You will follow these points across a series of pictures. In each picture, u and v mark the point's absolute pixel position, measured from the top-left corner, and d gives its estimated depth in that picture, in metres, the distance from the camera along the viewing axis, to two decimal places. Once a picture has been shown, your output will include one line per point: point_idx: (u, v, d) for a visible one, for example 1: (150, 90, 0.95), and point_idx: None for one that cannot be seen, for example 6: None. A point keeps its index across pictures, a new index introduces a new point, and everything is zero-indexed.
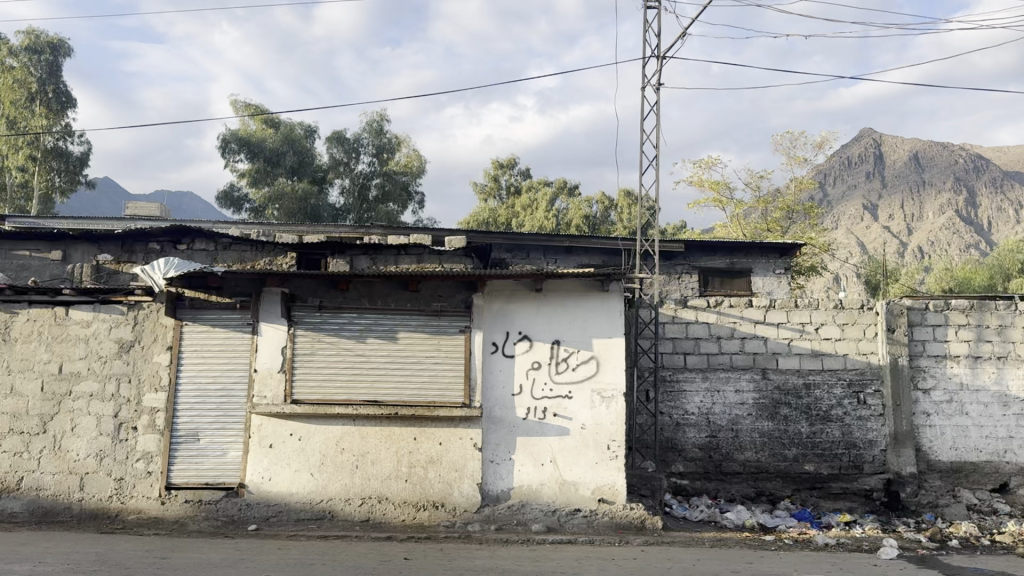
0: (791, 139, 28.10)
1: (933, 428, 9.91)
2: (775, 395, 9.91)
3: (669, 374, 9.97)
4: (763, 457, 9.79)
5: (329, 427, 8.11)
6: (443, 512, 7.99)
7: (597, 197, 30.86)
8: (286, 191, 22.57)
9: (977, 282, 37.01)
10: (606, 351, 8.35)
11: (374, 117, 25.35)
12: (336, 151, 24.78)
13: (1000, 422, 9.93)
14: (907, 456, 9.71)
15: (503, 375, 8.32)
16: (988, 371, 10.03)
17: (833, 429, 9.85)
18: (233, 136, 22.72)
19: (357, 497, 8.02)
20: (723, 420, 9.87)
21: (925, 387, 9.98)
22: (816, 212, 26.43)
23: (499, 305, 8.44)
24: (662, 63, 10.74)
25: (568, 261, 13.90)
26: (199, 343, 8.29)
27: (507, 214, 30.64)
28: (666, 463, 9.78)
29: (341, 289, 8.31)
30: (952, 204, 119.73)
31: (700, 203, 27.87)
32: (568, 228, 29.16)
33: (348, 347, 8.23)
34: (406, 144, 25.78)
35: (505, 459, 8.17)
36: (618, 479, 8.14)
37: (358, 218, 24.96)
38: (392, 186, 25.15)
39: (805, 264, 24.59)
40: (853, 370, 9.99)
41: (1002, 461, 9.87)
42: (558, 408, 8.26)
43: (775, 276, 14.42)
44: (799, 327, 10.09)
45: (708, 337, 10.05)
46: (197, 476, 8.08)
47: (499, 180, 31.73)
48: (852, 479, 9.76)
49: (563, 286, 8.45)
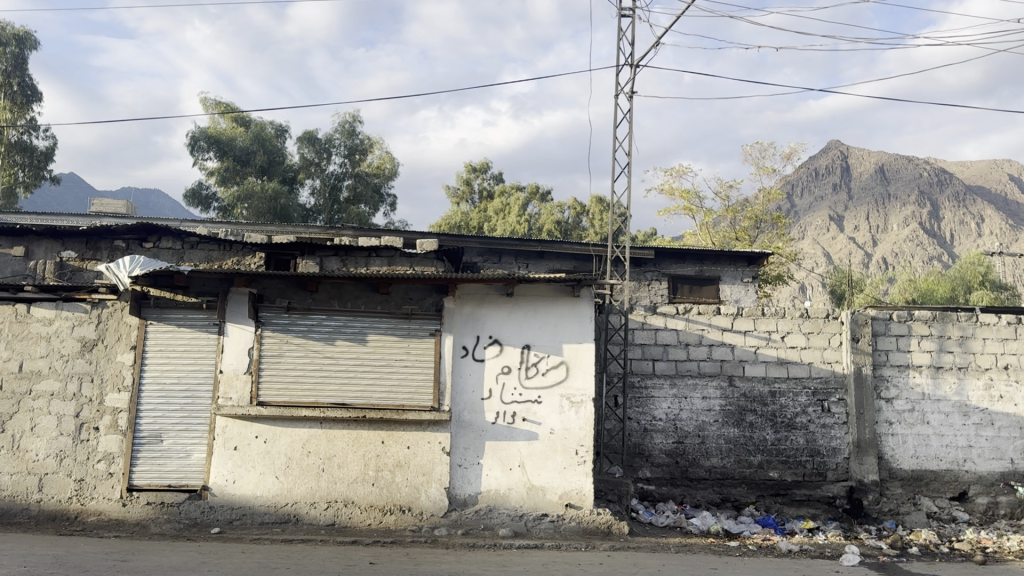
0: (761, 150, 28.53)
1: (895, 436, 10.07)
2: (742, 401, 10.02)
3: (637, 380, 10.02)
4: (729, 463, 9.87)
5: (295, 430, 8.03)
6: (409, 516, 7.95)
7: (569, 202, 30.99)
8: (257, 190, 22.36)
9: (939, 294, 37.75)
10: (576, 357, 8.38)
11: (346, 117, 25.20)
12: (307, 151, 24.61)
13: (960, 431, 10.13)
14: (869, 464, 9.84)
15: (473, 379, 8.29)
16: (949, 381, 10.23)
17: (798, 436, 9.96)
18: (203, 134, 22.36)
19: (323, 501, 7.95)
20: (690, 427, 9.94)
21: (888, 396, 10.14)
22: (784, 222, 26.77)
23: (471, 308, 8.43)
24: (636, 72, 10.86)
25: (539, 266, 13.94)
26: (164, 342, 8.17)
27: (479, 218, 30.61)
28: (634, 468, 9.82)
29: (310, 291, 8.25)
30: (916, 216, 122.10)
31: (670, 211, 28.11)
32: (540, 232, 29.26)
33: (317, 349, 8.17)
34: (380, 145, 25.66)
35: (474, 464, 8.14)
36: (586, 484, 8.16)
37: (329, 219, 24.78)
38: (365, 187, 25.02)
39: (771, 273, 24.90)
40: (818, 378, 10.13)
41: (962, 470, 10.05)
42: (527, 413, 8.27)
43: (743, 283, 14.62)
44: (765, 335, 10.19)
45: (677, 343, 10.11)
46: (160, 478, 7.96)
47: (472, 183, 31.74)
48: (815, 486, 9.86)
49: (534, 291, 8.45)
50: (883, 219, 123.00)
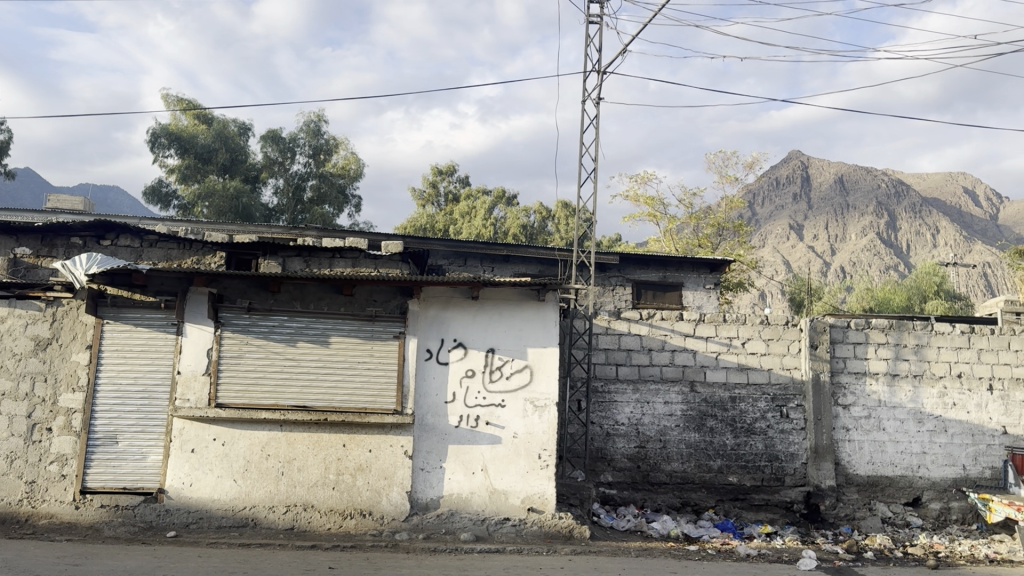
0: (724, 158, 28.87)
1: (852, 442, 10.25)
2: (702, 407, 10.11)
3: (601, 384, 10.06)
4: (689, 467, 9.96)
5: (254, 433, 7.92)
6: (370, 520, 7.88)
7: (535, 206, 31.06)
8: (218, 188, 22.07)
9: (896, 303, 38.53)
10: (541, 361, 8.38)
11: (311, 116, 24.97)
12: (271, 150, 24.31)
13: (914, 437, 10.33)
14: (826, 470, 10.00)
15: (436, 382, 8.25)
16: (904, 389, 10.43)
17: (757, 441, 10.08)
18: (164, 130, 21.93)
19: (282, 505, 7.85)
20: (652, 431, 10.01)
21: (845, 403, 10.32)
22: (746, 230, 27.10)
23: (435, 311, 8.39)
24: (603, 78, 10.89)
25: (504, 270, 13.93)
26: (120, 342, 8.00)
27: (445, 220, 30.52)
28: (596, 472, 9.86)
29: (271, 292, 8.15)
30: (874, 226, 124.63)
31: (635, 217, 28.30)
32: (506, 236, 29.27)
33: (279, 350, 8.07)
34: (345, 145, 25.47)
35: (436, 468, 8.09)
36: (548, 488, 8.16)
37: (292, 219, 24.52)
38: (329, 188, 24.77)
39: (733, 280, 25.17)
40: (777, 385, 10.26)
41: (915, 476, 10.26)
42: (490, 417, 8.25)
43: (706, 290, 14.77)
44: (726, 341, 10.32)
45: (640, 348, 10.18)
46: (115, 481, 7.80)
47: (438, 186, 31.67)
48: (773, 491, 9.96)
49: (499, 295, 8.44)
50: (843, 230, 125.31)
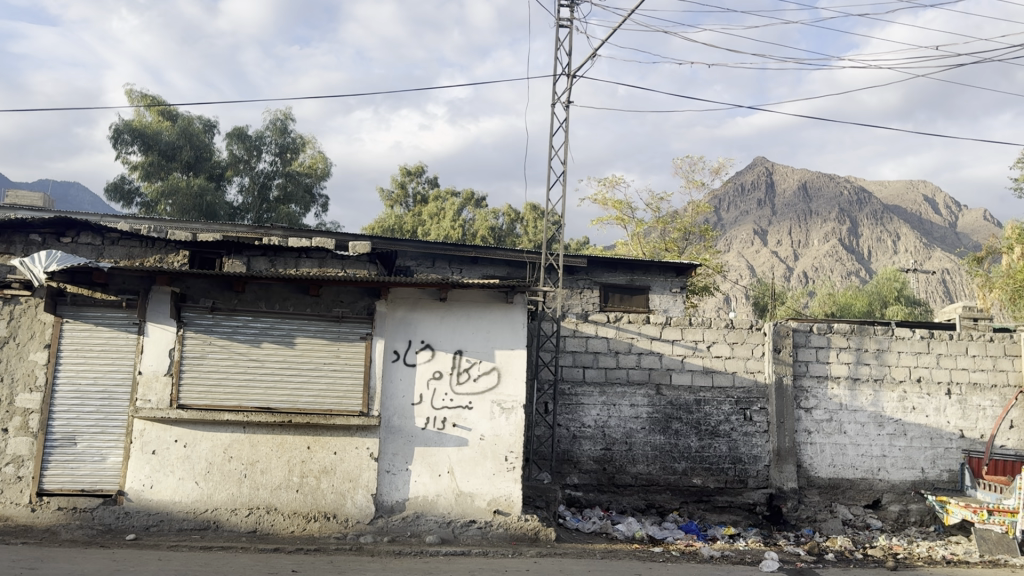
0: (691, 163, 29.19)
1: (814, 445, 10.40)
2: (668, 409, 10.19)
3: (568, 387, 10.09)
4: (654, 470, 10.01)
5: (216, 434, 7.81)
6: (335, 523, 7.80)
7: (504, 208, 31.09)
8: (181, 186, 21.76)
9: (857, 308, 39.22)
10: (508, 363, 8.38)
11: (278, 115, 24.73)
12: (236, 148, 23.98)
13: (875, 440, 10.51)
14: (788, 472, 10.10)
15: (403, 384, 8.20)
16: (865, 393, 10.61)
17: (721, 444, 10.18)
18: (127, 127, 21.54)
19: (244, 507, 7.74)
20: (618, 434, 10.06)
21: (807, 406, 10.47)
22: (712, 234, 27.39)
23: (403, 312, 8.34)
24: (573, 81, 10.93)
25: (472, 271, 13.92)
26: (80, 341, 7.85)
27: (413, 221, 30.42)
28: (562, 474, 9.88)
29: (236, 292, 8.04)
30: (837, 233, 126.69)
31: (603, 220, 28.44)
32: (474, 238, 29.26)
33: (243, 351, 7.97)
34: (312, 144, 25.25)
35: (402, 470, 8.05)
36: (514, 491, 8.16)
37: (257, 218, 24.24)
38: (295, 187, 24.53)
39: (698, 284, 25.44)
40: (741, 388, 10.37)
41: (876, 479, 10.43)
42: (457, 419, 8.22)
43: (672, 293, 14.90)
44: (692, 344, 10.41)
45: (607, 351, 10.23)
46: (73, 483, 7.64)
47: (406, 186, 31.55)
48: (736, 493, 10.06)
49: (467, 297, 8.43)
50: (806, 235, 127.23)
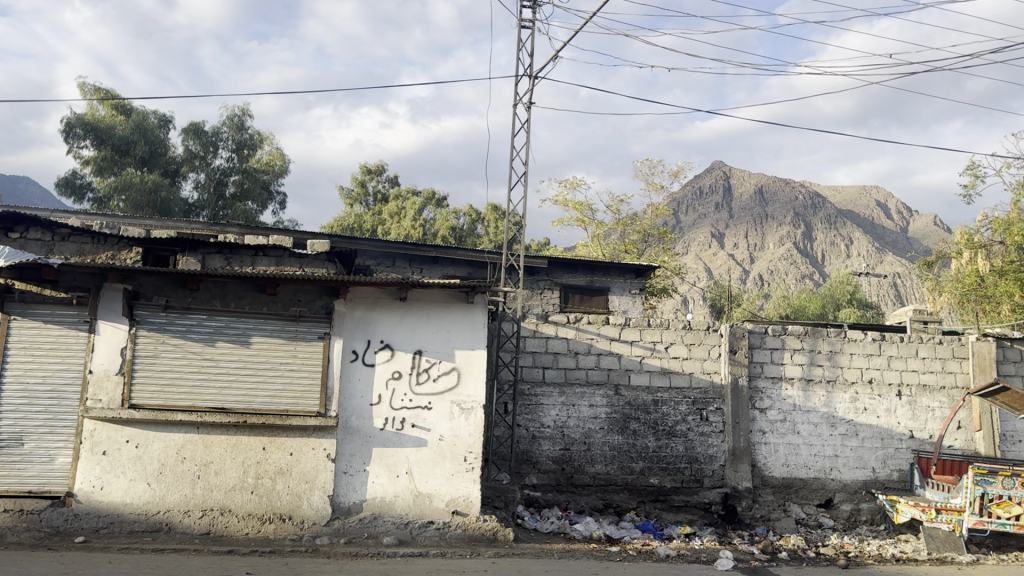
0: (650, 166, 29.47)
1: (768, 445, 10.57)
2: (626, 409, 10.26)
3: (527, 387, 10.11)
4: (612, 470, 10.07)
5: (169, 435, 7.68)
6: (290, 525, 7.70)
7: (465, 208, 31.03)
8: (135, 181, 21.30)
9: (811, 311, 39.96)
10: (468, 363, 8.36)
11: (235, 110, 24.33)
12: (192, 143, 23.52)
13: (827, 440, 10.71)
14: (743, 472, 10.26)
15: (362, 385, 8.14)
16: (818, 393, 10.81)
17: (678, 444, 10.28)
18: (79, 120, 21.03)
19: (197, 509, 7.61)
20: (577, 434, 10.10)
21: (762, 406, 10.63)
22: (671, 237, 27.66)
23: (362, 312, 8.27)
24: (534, 82, 10.94)
25: (433, 271, 13.85)
26: (28, 340, 7.64)
27: (373, 220, 30.18)
28: (521, 474, 9.89)
29: (190, 289, 7.88)
30: (792, 237, 128.93)
31: (563, 222, 28.56)
32: (434, 237, 29.16)
33: (197, 350, 7.83)
34: (270, 141, 24.91)
35: (359, 471, 7.98)
36: (473, 491, 8.14)
37: (213, 215, 23.90)
38: (252, 184, 24.18)
39: (658, 286, 25.66)
40: (697, 388, 10.50)
41: (828, 478, 10.63)
42: (416, 419, 8.18)
43: (631, 295, 15.02)
44: (650, 345, 10.50)
45: (567, 352, 10.27)
46: (19, 484, 7.43)
47: (367, 185, 31.33)
48: (692, 493, 10.17)
49: (428, 297, 8.39)
50: (762, 239, 129.29)
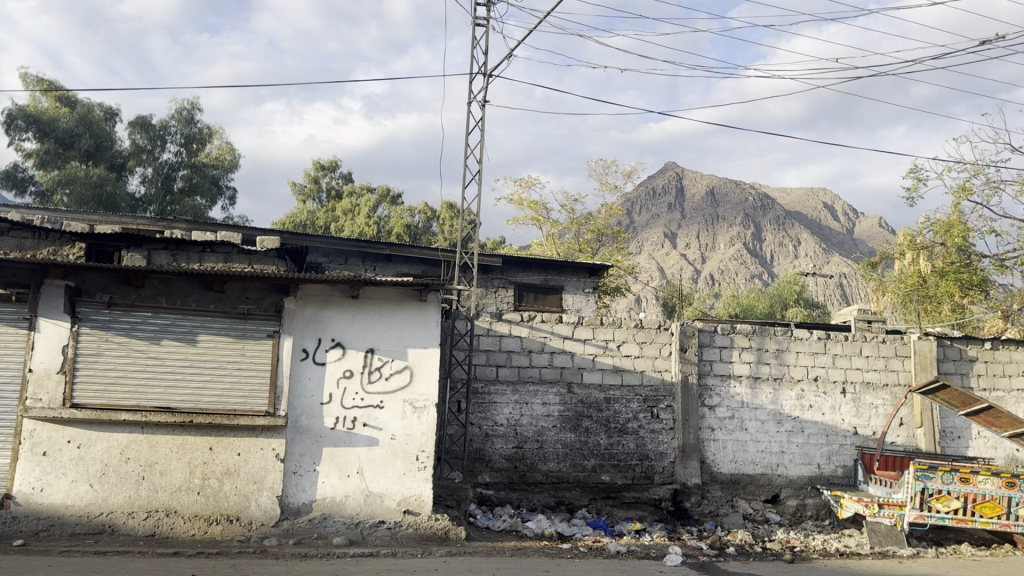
0: (604, 166, 29.68)
1: (717, 441, 10.74)
2: (579, 407, 10.32)
3: (480, 386, 10.11)
4: (564, 467, 10.13)
5: (113, 435, 7.50)
6: (238, 526, 7.57)
7: (420, 206, 30.88)
8: (79, 174, 20.71)
9: (760, 310, 40.70)
10: (421, 362, 8.31)
11: (185, 104, 23.82)
12: (139, 137, 22.97)
13: (774, 437, 10.92)
14: (692, 468, 10.40)
15: (312, 383, 8.04)
16: (766, 391, 11.01)
17: (629, 441, 10.38)
18: (21, 112, 20.42)
19: (142, 511, 7.46)
20: (529, 432, 10.13)
21: (711, 404, 10.80)
22: (624, 236, 27.91)
23: (313, 310, 8.17)
24: (489, 81, 10.98)
25: (386, 269, 13.73)
26: None
27: (326, 217, 29.83)
28: (473, 473, 9.89)
29: (135, 286, 7.71)
30: (742, 237, 131.13)
31: (518, 221, 28.59)
32: (389, 235, 28.97)
33: (141, 348, 7.66)
34: (220, 135, 24.45)
35: (309, 471, 7.89)
36: (425, 490, 8.10)
37: (161, 210, 23.41)
38: (201, 179, 23.72)
39: (611, 285, 25.86)
40: (649, 386, 10.61)
41: (775, 474, 10.84)
42: (368, 418, 8.11)
43: (585, 294, 15.12)
44: (603, 343, 10.58)
45: (520, 350, 10.29)
46: None
47: (320, 181, 30.98)
48: (643, 489, 10.27)
49: (380, 294, 8.33)
50: (713, 239, 131.31)
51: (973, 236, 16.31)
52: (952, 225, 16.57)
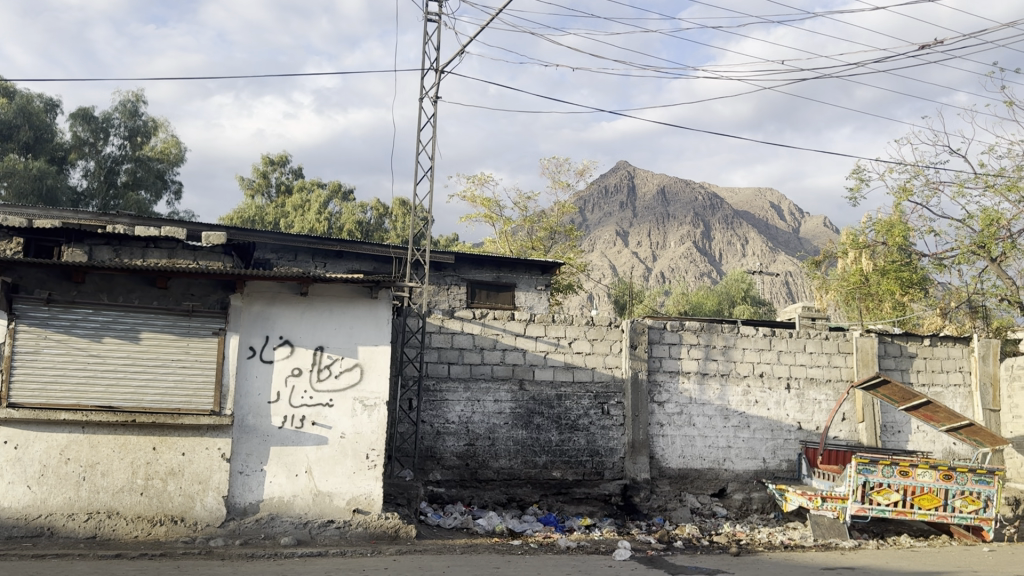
0: (557, 164, 29.76)
1: (665, 437, 10.89)
2: (530, 404, 10.36)
3: (432, 383, 10.08)
4: (516, 464, 10.15)
5: (51, 435, 7.30)
6: (183, 527, 7.42)
7: (371, 202, 30.62)
8: (18, 167, 20.06)
9: (708, 307, 41.33)
10: (371, 360, 8.25)
11: (129, 96, 23.21)
12: (81, 129, 22.30)
13: (721, 432, 11.11)
14: (641, 463, 10.52)
15: (259, 382, 7.91)
16: (713, 386, 11.19)
17: (580, 437, 10.45)
18: None
19: (82, 512, 7.27)
20: (481, 429, 10.13)
21: (660, 400, 10.94)
22: (576, 234, 28.06)
23: (260, 307, 8.03)
24: (440, 77, 11.04)
25: (336, 266, 13.58)
26: None
27: (276, 213, 29.40)
28: (424, 471, 9.85)
29: (75, 282, 7.48)
30: (692, 235, 132.97)
31: (471, 217, 28.51)
32: (340, 232, 28.66)
33: (82, 346, 7.45)
34: (165, 129, 23.89)
35: (256, 470, 7.78)
36: (375, 488, 8.04)
37: (103, 204, 22.80)
38: (145, 173, 23.15)
39: (564, 282, 25.99)
40: (599, 383, 10.69)
41: (722, 469, 11.03)
42: (317, 417, 8.02)
43: (536, 291, 15.18)
44: (554, 340, 10.63)
45: (472, 347, 10.28)
46: None
47: (269, 176, 30.51)
48: (593, 485, 10.36)
49: (329, 292, 8.23)
50: (664, 237, 132.87)
51: (913, 235, 16.79)
52: (893, 224, 17.03)
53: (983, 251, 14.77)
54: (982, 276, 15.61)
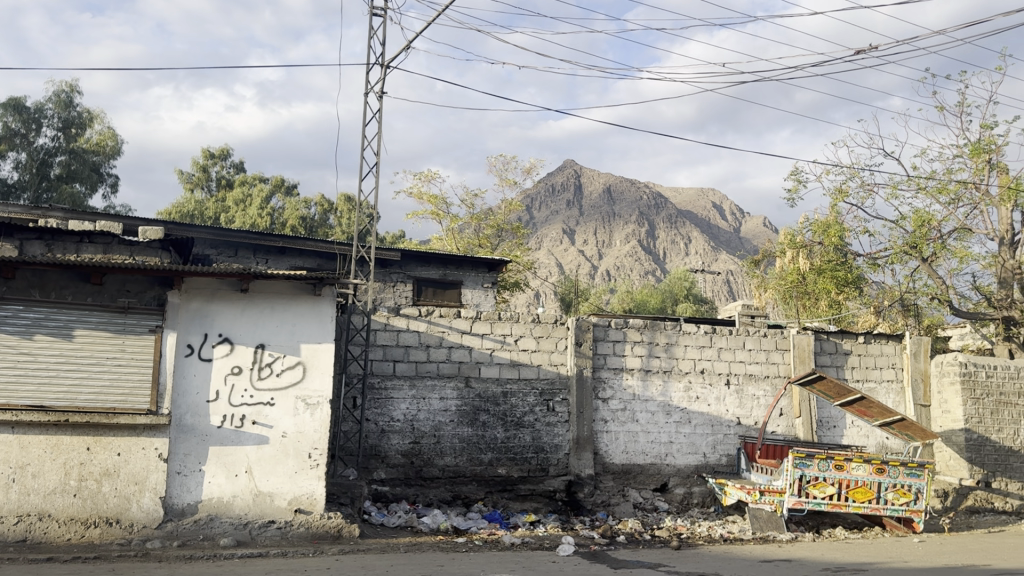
0: (504, 161, 29.76)
1: (609, 433, 11.00)
2: (476, 402, 10.36)
3: (377, 381, 10.01)
4: (461, 461, 10.14)
5: None
6: (118, 529, 7.23)
7: (316, 198, 30.21)
8: None
9: (652, 305, 41.85)
10: (314, 358, 8.12)
11: (63, 86, 22.46)
12: (11, 120, 21.48)
13: (663, 428, 11.27)
14: (586, 459, 10.61)
15: (198, 380, 7.75)
16: (656, 383, 11.35)
17: (525, 434, 10.49)
18: None
19: (12, 515, 7.03)
20: (426, 427, 10.10)
21: (604, 396, 11.06)
22: (523, 232, 28.12)
23: (199, 304, 7.87)
24: (385, 73, 10.97)
25: (279, 262, 13.37)
26: None
27: (217, 207, 28.79)
28: (369, 469, 9.78)
29: (4, 278, 7.26)
30: (637, 234, 134.53)
31: (417, 214, 28.34)
32: (283, 227, 28.21)
33: (12, 344, 7.21)
34: (101, 120, 23.19)
35: (195, 471, 7.62)
36: (317, 488, 7.92)
37: (35, 197, 21.91)
38: (80, 165, 22.38)
39: (510, 280, 25.97)
40: (545, 379, 10.75)
41: (664, 464, 11.19)
42: (257, 416, 7.88)
43: (483, 289, 15.17)
44: (500, 338, 10.65)
45: (418, 345, 10.25)
46: None
47: (209, 170, 29.84)
48: (538, 481, 10.41)
49: (271, 288, 8.10)
50: (610, 237, 133.97)
51: (848, 235, 17.24)
52: (830, 224, 17.49)
53: (915, 252, 15.26)
54: (914, 275, 16.14)
